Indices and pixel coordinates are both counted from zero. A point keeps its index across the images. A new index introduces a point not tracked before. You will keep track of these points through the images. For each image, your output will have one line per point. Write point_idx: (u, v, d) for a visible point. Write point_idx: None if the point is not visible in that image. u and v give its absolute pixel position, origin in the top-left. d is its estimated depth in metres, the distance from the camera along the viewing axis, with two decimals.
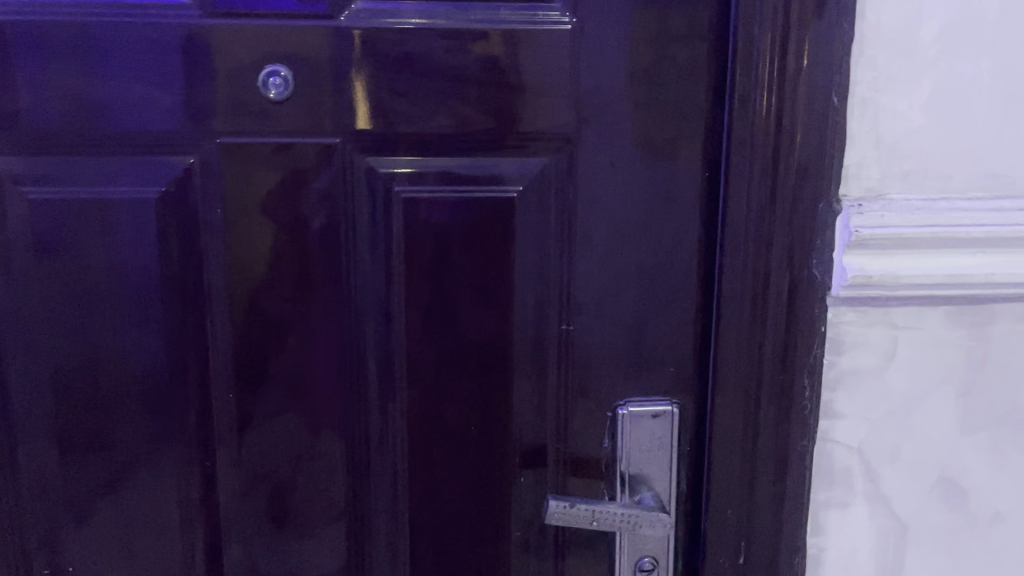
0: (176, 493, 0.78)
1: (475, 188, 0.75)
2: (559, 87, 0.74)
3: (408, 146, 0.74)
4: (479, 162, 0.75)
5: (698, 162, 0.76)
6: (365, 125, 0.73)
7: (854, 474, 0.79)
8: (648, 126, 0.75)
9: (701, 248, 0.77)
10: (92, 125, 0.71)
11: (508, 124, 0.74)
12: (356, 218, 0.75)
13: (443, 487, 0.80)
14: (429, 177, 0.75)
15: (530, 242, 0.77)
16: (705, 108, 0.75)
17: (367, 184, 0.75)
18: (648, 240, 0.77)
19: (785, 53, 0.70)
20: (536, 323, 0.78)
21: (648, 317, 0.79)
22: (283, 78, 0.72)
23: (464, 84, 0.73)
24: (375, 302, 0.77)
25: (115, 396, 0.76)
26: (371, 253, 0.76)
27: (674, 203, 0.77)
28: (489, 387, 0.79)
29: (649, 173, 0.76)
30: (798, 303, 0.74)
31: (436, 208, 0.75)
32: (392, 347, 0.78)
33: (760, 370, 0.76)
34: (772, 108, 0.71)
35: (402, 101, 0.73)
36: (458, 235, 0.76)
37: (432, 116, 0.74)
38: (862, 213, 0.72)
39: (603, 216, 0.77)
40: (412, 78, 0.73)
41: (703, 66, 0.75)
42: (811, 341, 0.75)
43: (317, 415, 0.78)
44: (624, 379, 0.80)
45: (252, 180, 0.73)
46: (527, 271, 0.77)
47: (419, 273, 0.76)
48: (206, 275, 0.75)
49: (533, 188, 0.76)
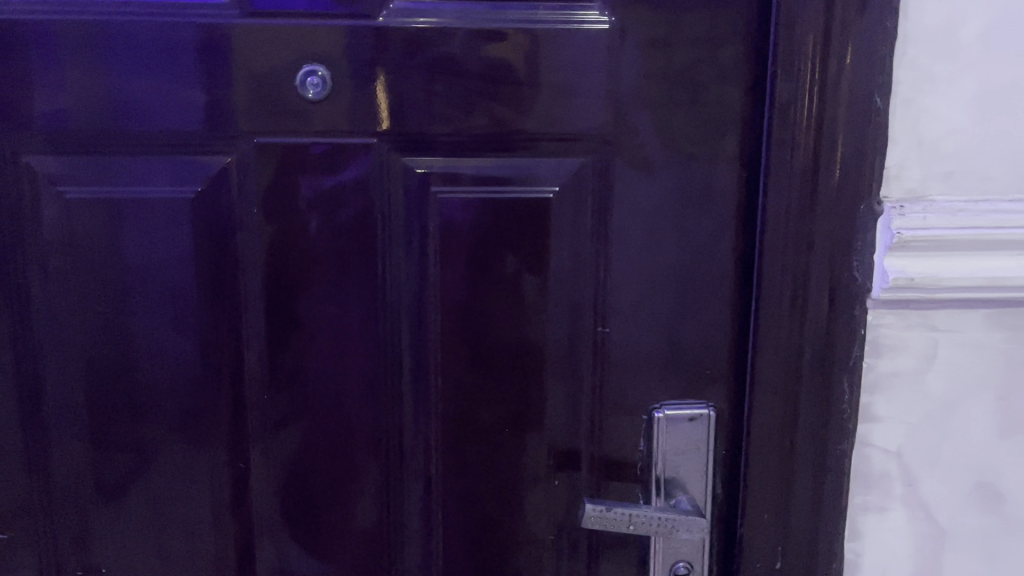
0: (209, 494, 0.78)
1: (511, 189, 0.75)
2: (597, 87, 0.74)
3: (444, 146, 0.74)
4: (515, 163, 0.75)
5: (736, 163, 0.75)
6: (401, 125, 0.73)
7: (892, 478, 0.78)
8: (686, 126, 0.75)
9: (738, 249, 0.77)
10: (130, 125, 0.71)
11: (544, 125, 0.74)
12: (392, 219, 0.75)
13: (476, 490, 0.80)
14: (465, 177, 0.75)
15: (566, 244, 0.76)
16: (743, 108, 0.74)
17: (404, 184, 0.75)
18: (685, 241, 0.77)
19: (826, 53, 0.70)
20: (571, 325, 0.78)
21: (684, 319, 0.78)
22: (320, 77, 0.71)
23: (502, 83, 0.73)
24: (410, 303, 0.76)
25: (149, 396, 0.76)
26: (407, 254, 0.76)
27: (711, 204, 0.76)
28: (523, 389, 0.78)
29: (686, 175, 0.76)
30: (837, 305, 0.74)
31: (471, 209, 0.75)
32: (427, 348, 0.77)
33: (799, 373, 0.75)
34: (812, 109, 0.71)
35: (438, 102, 0.73)
36: (494, 236, 0.75)
37: (469, 117, 0.73)
38: (904, 214, 0.71)
39: (639, 217, 0.76)
40: (450, 78, 0.72)
41: (741, 66, 0.74)
42: (850, 345, 0.75)
43: (351, 416, 0.78)
44: (659, 382, 0.79)
45: (289, 180, 0.73)
46: (562, 272, 0.77)
47: (455, 275, 0.76)
48: (241, 276, 0.75)
49: (569, 189, 0.75)
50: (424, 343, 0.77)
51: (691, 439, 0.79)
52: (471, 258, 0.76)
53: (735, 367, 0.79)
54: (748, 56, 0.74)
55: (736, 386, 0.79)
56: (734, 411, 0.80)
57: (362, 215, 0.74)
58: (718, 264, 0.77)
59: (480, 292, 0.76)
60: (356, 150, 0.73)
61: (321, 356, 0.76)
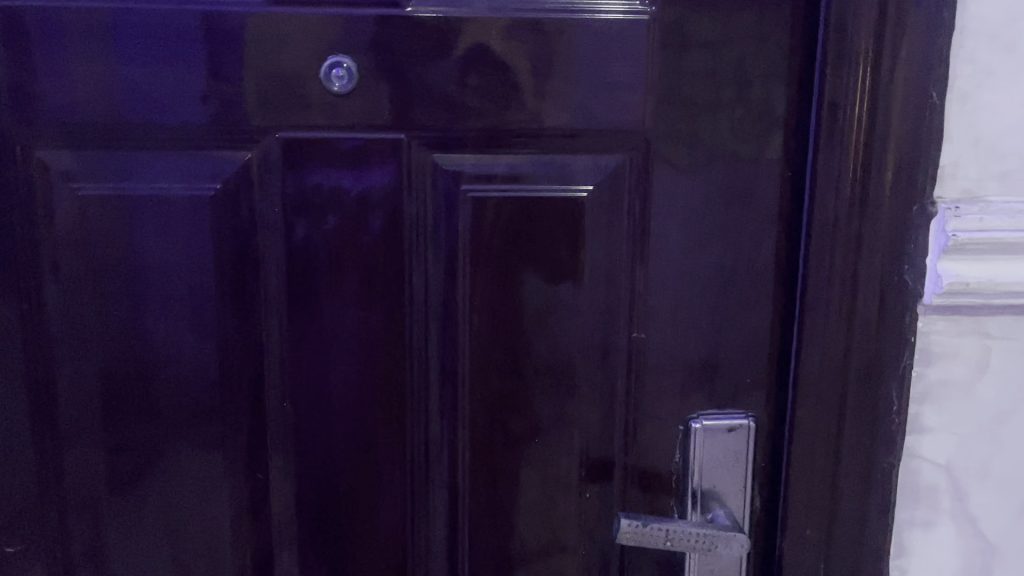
0: (227, 503, 0.75)
1: (545, 188, 0.72)
2: (637, 81, 0.70)
3: (476, 143, 0.71)
4: (550, 160, 0.71)
5: (780, 162, 0.72)
6: (430, 121, 0.70)
7: (941, 492, 0.74)
8: (729, 123, 0.71)
9: (782, 253, 0.74)
10: (148, 119, 0.68)
11: (581, 120, 0.71)
12: (420, 218, 0.72)
13: (505, 501, 0.77)
14: (498, 175, 0.71)
15: (603, 245, 0.73)
16: (789, 103, 0.71)
17: (433, 183, 0.71)
18: (727, 243, 0.73)
19: (880, 45, 0.66)
20: (606, 330, 0.74)
21: (724, 325, 0.75)
22: (346, 70, 0.68)
23: (538, 77, 0.69)
24: (438, 306, 0.73)
25: (166, 401, 0.73)
26: (436, 255, 0.72)
27: (755, 205, 0.73)
28: (555, 397, 0.75)
29: (728, 174, 0.72)
30: (887, 311, 0.70)
31: (503, 208, 0.71)
32: (455, 354, 0.74)
33: (845, 382, 0.72)
34: (864, 104, 0.67)
35: (470, 96, 0.70)
36: (527, 237, 0.72)
37: (503, 112, 0.70)
38: (959, 215, 0.67)
39: (678, 218, 0.73)
40: (483, 71, 0.69)
41: (788, 59, 0.70)
42: (900, 352, 0.71)
43: (375, 424, 0.74)
44: (697, 390, 0.76)
45: (314, 177, 0.70)
46: (597, 275, 0.73)
47: (486, 277, 0.72)
48: (262, 277, 0.71)
49: (606, 187, 0.72)
50: (453, 349, 0.74)
51: (732, 450, 0.76)
52: (503, 261, 0.72)
53: (778, 374, 0.76)
54: (796, 49, 0.70)
55: (778, 394, 0.76)
56: (775, 420, 0.77)
57: (390, 215, 0.71)
58: (762, 266, 0.74)
59: (513, 296, 0.73)
60: (384, 146, 0.70)
61: (346, 362, 0.73)
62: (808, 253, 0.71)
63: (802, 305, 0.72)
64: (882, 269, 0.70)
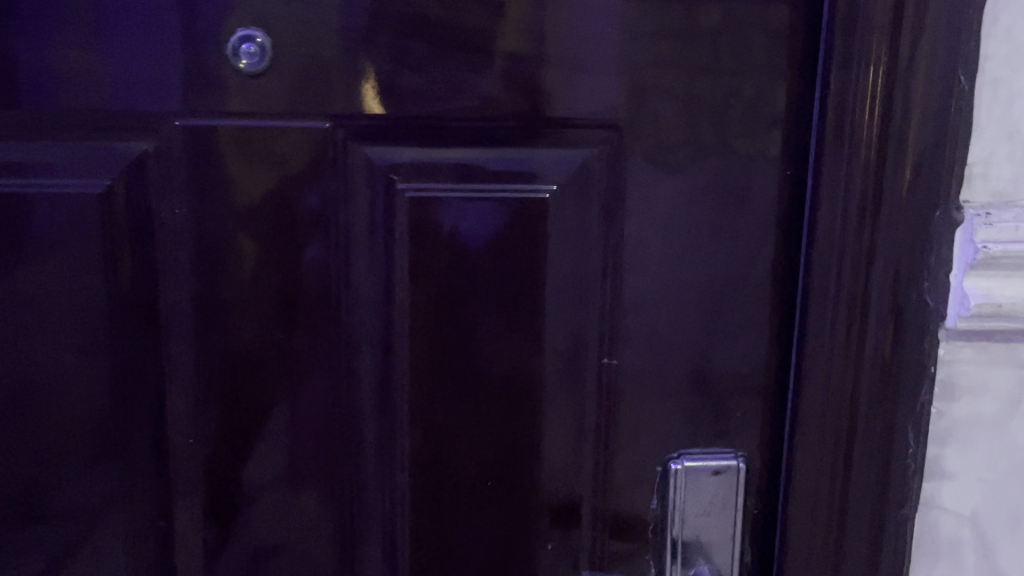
0: (125, 554, 0.64)
1: (499, 188, 0.61)
2: (609, 62, 0.59)
3: (417, 134, 0.60)
4: (505, 156, 0.61)
5: (777, 158, 0.61)
6: (362, 108, 0.59)
7: (964, 547, 0.63)
8: (717, 112, 0.60)
9: (778, 266, 0.63)
10: (24, 101, 0.57)
11: (540, 108, 0.60)
12: (353, 222, 0.61)
13: (454, 552, 0.66)
14: (443, 172, 0.60)
15: (569, 254, 0.62)
16: (788, 89, 0.60)
17: (367, 180, 0.60)
18: (714, 253, 0.63)
19: (897, 19, 0.55)
20: (571, 354, 0.64)
21: (710, 349, 0.64)
22: (259, 45, 0.57)
23: (491, 56, 0.59)
24: (374, 325, 0.62)
25: (49, 436, 0.61)
26: (372, 265, 0.62)
27: (747, 208, 0.62)
28: (513, 430, 0.64)
29: (716, 172, 0.61)
30: (903, 336, 0.59)
31: (450, 211, 0.61)
32: (394, 382, 0.63)
33: (853, 419, 0.61)
34: (878, 90, 0.56)
35: (409, 77, 0.59)
36: (477, 245, 0.61)
37: (449, 97, 0.59)
38: (991, 224, 0.56)
39: (658, 224, 0.62)
40: (424, 48, 0.58)
41: (787, 37, 0.60)
42: (919, 386, 0.60)
43: (301, 462, 0.64)
44: (678, 424, 0.65)
45: (223, 172, 0.59)
46: (561, 290, 0.63)
47: (429, 292, 0.62)
48: (164, 290, 0.60)
49: (571, 187, 0.61)
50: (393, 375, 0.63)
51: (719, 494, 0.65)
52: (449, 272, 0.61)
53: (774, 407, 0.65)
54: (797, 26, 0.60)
55: (774, 430, 0.65)
56: (770, 459, 0.66)
57: (315, 217, 0.60)
58: (755, 281, 0.63)
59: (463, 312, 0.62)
60: (306, 137, 0.59)
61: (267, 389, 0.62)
62: (807, 260, 0.61)
63: (804, 326, 0.61)
64: (893, 288, 0.59)
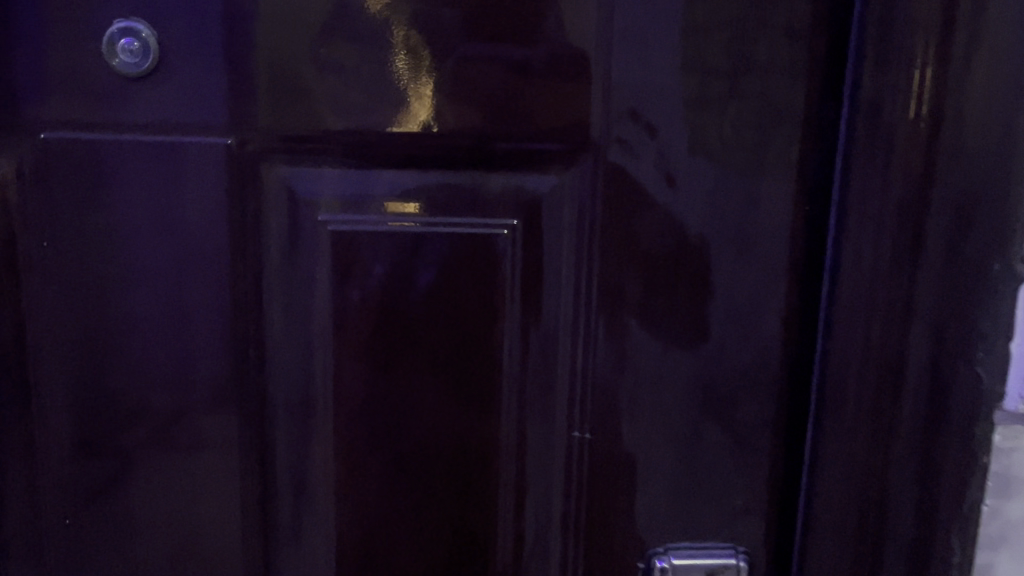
0: None
1: (443, 220, 0.50)
2: (581, 67, 0.48)
3: (341, 153, 0.49)
4: (451, 180, 0.49)
5: (790, 189, 0.50)
6: (273, 120, 0.48)
7: None
8: (717, 131, 0.49)
9: (790, 320, 0.51)
10: None
11: (494, 123, 0.49)
12: (264, 259, 0.50)
13: None
14: (373, 200, 0.49)
15: (532, 303, 0.51)
16: (804, 104, 0.49)
17: (281, 208, 0.49)
18: (709, 303, 0.51)
19: (945, 17, 0.43)
20: (533, 422, 0.52)
21: (704, 419, 0.52)
22: (142, 43, 0.46)
23: (435, 58, 0.48)
24: (289, 384, 0.51)
25: None
26: (289, 313, 0.50)
27: (750, 250, 0.50)
28: (465, 514, 0.53)
29: (713, 205, 0.50)
30: (945, 416, 0.47)
31: (382, 248, 0.50)
32: (315, 452, 0.52)
33: (879, 516, 0.49)
34: (922, 108, 0.44)
35: (330, 83, 0.48)
36: (417, 289, 0.50)
37: (383, 108, 0.48)
38: None
39: (641, 267, 0.50)
40: (351, 47, 0.47)
41: (804, 40, 0.48)
42: (965, 480, 0.47)
43: (203, 545, 0.53)
44: (665, 509, 0.54)
45: (101, 196, 0.48)
46: (520, 345, 0.51)
47: (359, 344, 0.51)
48: (32, 339, 0.49)
49: (533, 221, 0.50)
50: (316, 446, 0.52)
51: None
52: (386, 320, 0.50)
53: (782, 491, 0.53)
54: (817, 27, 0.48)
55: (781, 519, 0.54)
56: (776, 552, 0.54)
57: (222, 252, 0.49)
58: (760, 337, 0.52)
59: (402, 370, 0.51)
60: (211, 156, 0.48)
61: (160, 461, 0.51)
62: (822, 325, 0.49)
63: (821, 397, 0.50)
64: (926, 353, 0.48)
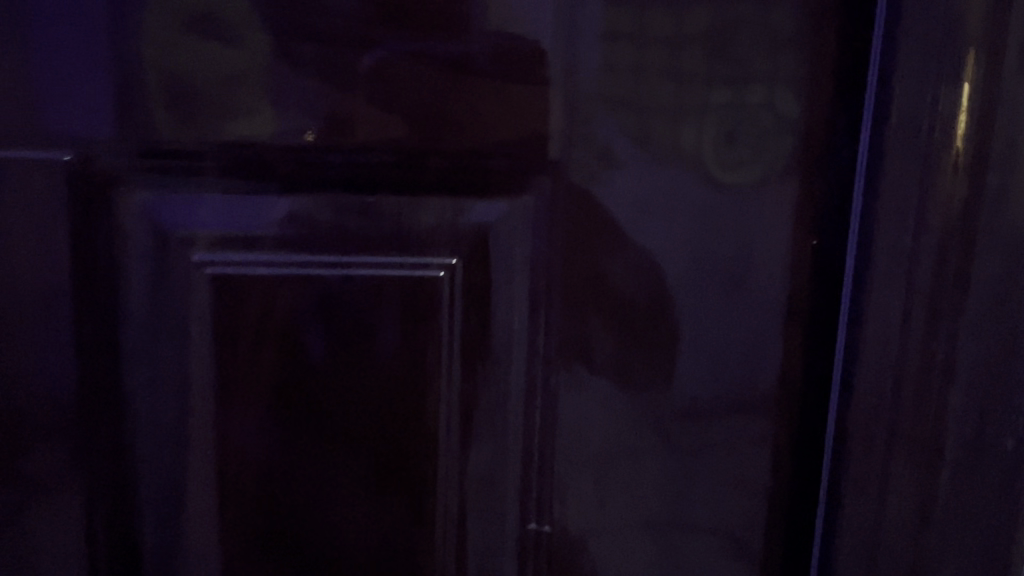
0: None
1: (361, 261, 0.38)
2: (537, 73, 0.38)
3: (225, 174, 0.37)
4: (371, 212, 0.38)
5: (792, 222, 0.40)
6: (133, 132, 0.37)
7: None
8: (710, 156, 0.39)
9: (795, 381, 0.42)
10: None
11: (427, 137, 0.38)
12: (129, 322, 0.38)
13: None
14: (268, 238, 0.38)
15: (480, 370, 0.40)
16: (811, 117, 0.39)
17: (144, 247, 0.38)
18: (694, 364, 0.41)
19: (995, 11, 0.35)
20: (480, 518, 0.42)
21: (689, 503, 0.43)
22: None
23: (349, 53, 0.37)
24: (160, 475, 0.39)
25: None
26: (166, 391, 0.39)
27: (748, 303, 0.41)
28: None
29: (703, 246, 0.40)
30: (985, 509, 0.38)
31: (283, 297, 0.38)
32: (197, 559, 0.41)
33: None
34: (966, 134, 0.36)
35: (209, 82, 0.36)
36: (326, 349, 0.39)
37: (283, 121, 0.37)
38: None
39: (612, 318, 0.40)
40: (232, 36, 0.36)
41: (813, 34, 0.39)
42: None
43: None
44: None
45: None
46: (462, 419, 0.40)
47: (254, 424, 0.39)
48: None
49: (477, 263, 0.39)
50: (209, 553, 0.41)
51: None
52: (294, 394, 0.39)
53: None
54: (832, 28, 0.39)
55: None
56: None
57: (73, 311, 0.38)
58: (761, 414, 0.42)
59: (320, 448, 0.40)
60: (57, 189, 0.36)
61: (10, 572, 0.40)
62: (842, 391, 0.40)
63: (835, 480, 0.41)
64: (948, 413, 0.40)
